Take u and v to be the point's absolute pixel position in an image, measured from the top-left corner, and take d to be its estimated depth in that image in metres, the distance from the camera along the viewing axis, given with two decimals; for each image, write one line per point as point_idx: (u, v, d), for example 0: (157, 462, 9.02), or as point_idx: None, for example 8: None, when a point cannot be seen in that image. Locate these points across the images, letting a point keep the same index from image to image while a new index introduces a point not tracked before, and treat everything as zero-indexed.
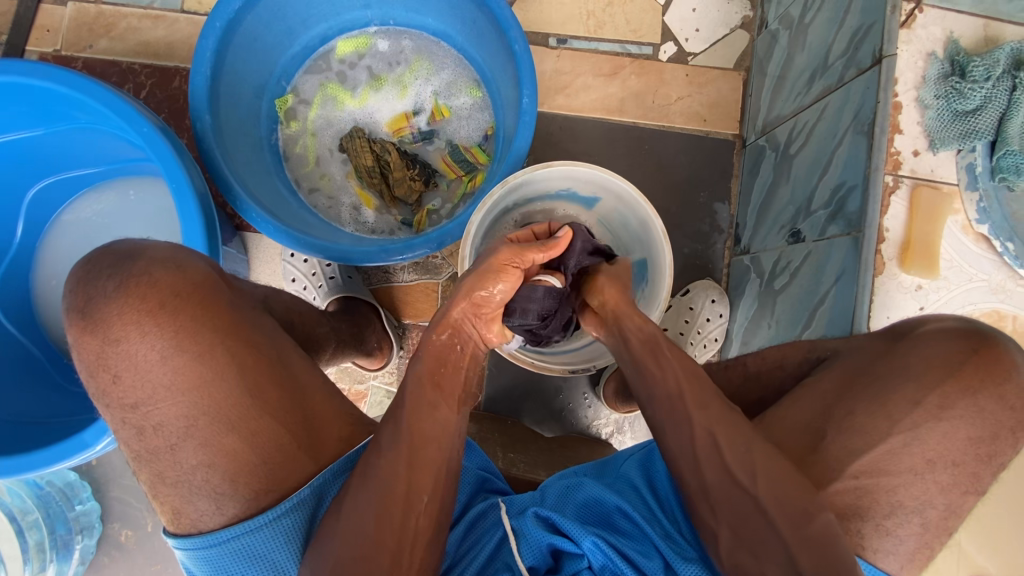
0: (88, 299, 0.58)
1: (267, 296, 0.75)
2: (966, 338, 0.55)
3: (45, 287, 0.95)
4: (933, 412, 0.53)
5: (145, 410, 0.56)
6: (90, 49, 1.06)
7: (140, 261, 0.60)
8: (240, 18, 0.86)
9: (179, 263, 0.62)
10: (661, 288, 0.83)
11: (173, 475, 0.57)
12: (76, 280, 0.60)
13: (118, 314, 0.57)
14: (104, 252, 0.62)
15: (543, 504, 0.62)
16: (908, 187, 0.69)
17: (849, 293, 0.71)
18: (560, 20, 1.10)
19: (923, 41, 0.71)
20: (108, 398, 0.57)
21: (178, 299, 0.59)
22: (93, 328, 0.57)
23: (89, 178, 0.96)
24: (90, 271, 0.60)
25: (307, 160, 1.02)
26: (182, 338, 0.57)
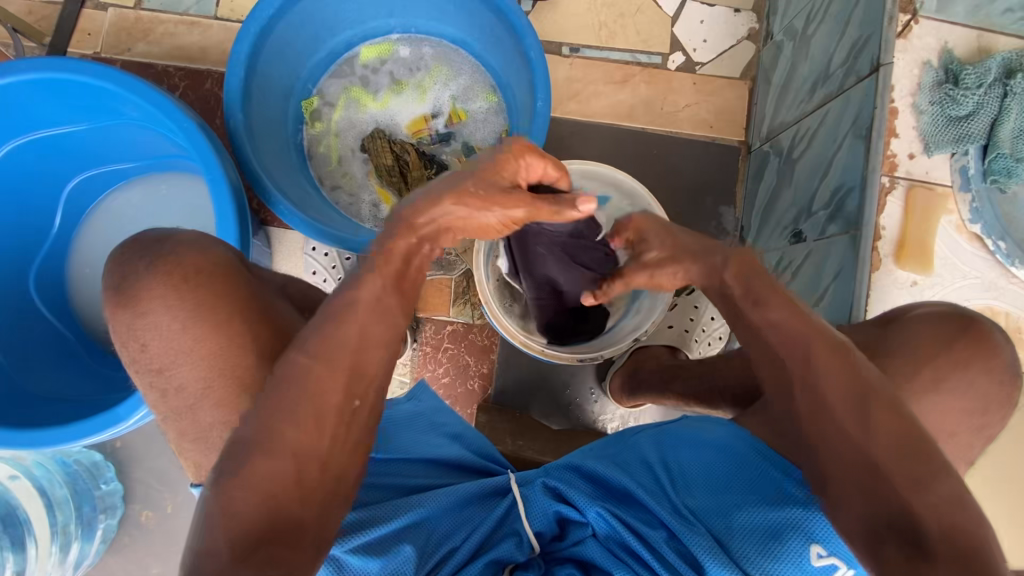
0: (125, 276, 0.62)
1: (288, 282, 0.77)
2: (955, 321, 0.58)
3: (78, 274, 1.01)
4: (931, 389, 0.56)
5: (171, 373, 0.60)
6: (128, 52, 1.12)
7: (168, 245, 0.64)
8: (274, 23, 0.91)
9: (203, 246, 0.65)
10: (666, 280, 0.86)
11: (194, 430, 0.60)
12: (116, 258, 0.65)
13: (148, 289, 0.61)
14: (137, 240, 0.66)
15: (551, 474, 0.66)
16: (903, 188, 0.73)
17: (848, 288, 0.74)
18: (573, 30, 1.16)
19: (918, 50, 0.75)
20: (138, 364, 0.62)
21: (201, 275, 0.62)
22: (126, 302, 0.61)
23: (125, 173, 1.02)
24: (128, 251, 0.65)
25: (330, 159, 1.07)
26: (201, 310, 0.61)
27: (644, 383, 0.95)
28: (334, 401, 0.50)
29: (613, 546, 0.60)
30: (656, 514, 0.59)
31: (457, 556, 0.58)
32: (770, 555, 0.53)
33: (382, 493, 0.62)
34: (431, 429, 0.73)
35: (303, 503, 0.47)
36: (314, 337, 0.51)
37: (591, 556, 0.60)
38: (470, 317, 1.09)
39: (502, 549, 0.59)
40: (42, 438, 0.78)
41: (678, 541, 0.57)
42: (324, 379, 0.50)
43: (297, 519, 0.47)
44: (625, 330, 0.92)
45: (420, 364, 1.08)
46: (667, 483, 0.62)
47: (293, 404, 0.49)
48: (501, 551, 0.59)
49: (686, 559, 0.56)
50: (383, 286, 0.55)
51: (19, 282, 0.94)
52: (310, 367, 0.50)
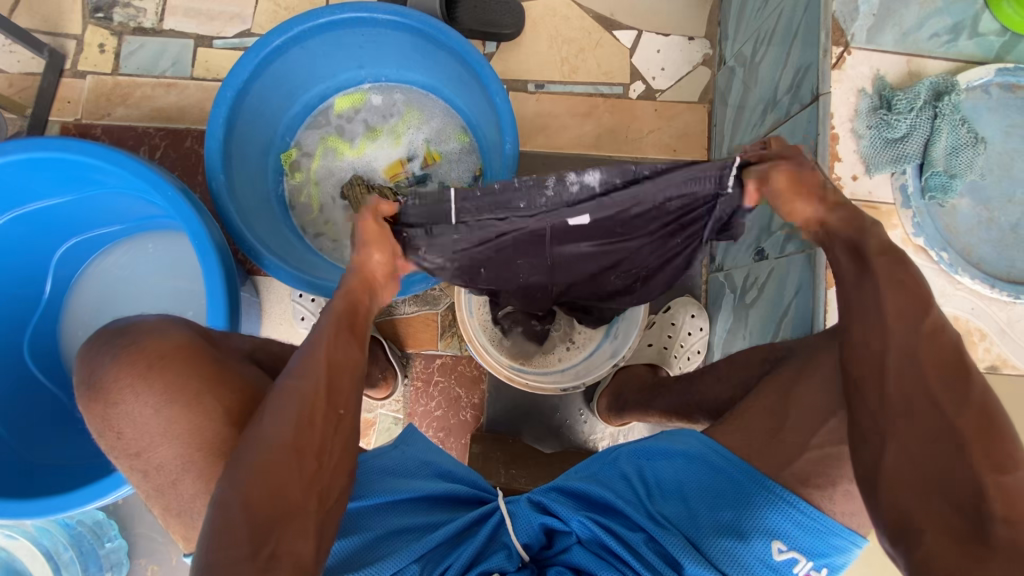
0: (92, 371, 0.66)
1: (252, 347, 0.78)
2: None
3: (72, 336, 1.03)
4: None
5: (146, 457, 0.64)
6: (108, 117, 1.16)
7: (129, 333, 0.68)
8: (249, 85, 0.95)
9: (163, 328, 0.69)
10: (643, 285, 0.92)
11: (177, 506, 0.64)
12: (85, 356, 0.68)
13: (114, 380, 0.64)
14: (100, 334, 0.70)
15: (536, 491, 0.70)
16: None
17: (808, 302, 0.79)
18: (537, 67, 1.21)
19: (853, 79, 0.80)
20: (116, 450, 0.65)
21: (163, 359, 0.65)
22: (98, 396, 0.65)
23: (112, 236, 1.04)
24: (94, 349, 0.68)
25: (311, 208, 1.10)
26: (170, 392, 0.63)
27: (627, 403, 0.99)
28: (320, 407, 0.56)
29: (598, 549, 0.64)
30: (633, 519, 0.64)
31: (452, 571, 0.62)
32: (737, 551, 0.58)
33: (380, 531, 0.66)
34: (420, 469, 0.76)
35: (301, 499, 0.52)
36: (306, 348, 0.59)
37: (579, 561, 0.64)
38: (459, 350, 1.13)
39: (493, 562, 0.62)
40: (45, 506, 0.80)
41: (657, 542, 0.61)
42: (303, 390, 0.56)
43: (296, 511, 0.52)
44: (604, 354, 0.97)
45: (413, 399, 1.12)
46: (642, 493, 0.66)
47: (276, 420, 0.54)
48: (491, 562, 0.62)
49: (665, 560, 0.60)
50: (333, 318, 0.62)
51: (15, 350, 0.97)
52: (290, 384, 0.56)
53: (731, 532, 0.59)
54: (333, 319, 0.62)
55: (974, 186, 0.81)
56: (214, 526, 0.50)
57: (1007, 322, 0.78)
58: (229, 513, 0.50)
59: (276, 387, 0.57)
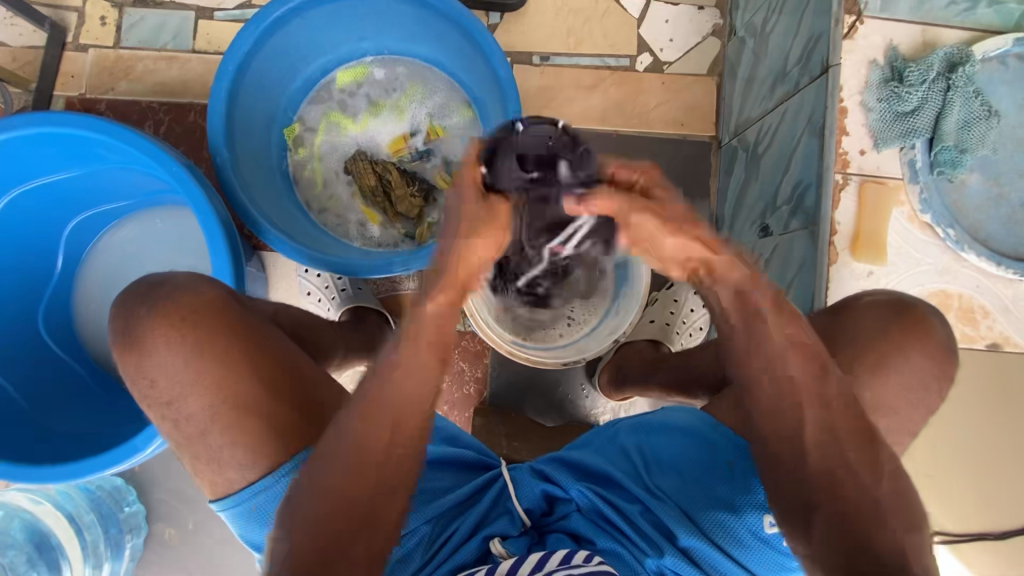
0: (128, 323, 0.65)
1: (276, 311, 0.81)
2: (890, 306, 0.60)
3: (85, 309, 1.06)
4: (870, 367, 0.57)
5: (177, 406, 0.64)
6: (112, 91, 1.15)
7: (164, 288, 0.67)
8: (250, 59, 0.95)
9: (198, 287, 0.68)
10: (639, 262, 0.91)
11: (206, 454, 0.63)
12: (119, 310, 0.67)
13: (151, 333, 0.64)
14: (134, 291, 0.68)
15: (538, 460, 0.72)
16: (857, 183, 0.76)
17: (809, 280, 0.78)
18: (542, 38, 1.19)
19: (865, 50, 0.78)
20: (148, 399, 0.65)
21: (196, 314, 0.65)
22: (132, 347, 0.64)
23: (119, 211, 1.05)
24: (129, 304, 0.67)
25: (315, 183, 1.11)
26: (201, 344, 0.63)
27: (628, 378, 1.00)
28: (378, 450, 0.53)
29: (595, 518, 0.65)
30: (630, 491, 0.65)
31: (459, 535, 0.64)
32: (730, 525, 0.59)
33: None
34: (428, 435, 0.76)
35: (351, 543, 0.51)
36: (375, 376, 0.55)
37: (577, 527, 0.65)
38: (462, 325, 1.14)
39: (496, 526, 0.64)
40: (63, 472, 0.82)
41: (652, 514, 0.63)
42: (361, 429, 0.53)
43: (346, 553, 0.51)
44: (604, 331, 0.98)
45: None
46: (639, 466, 0.67)
47: (336, 458, 0.53)
48: (494, 526, 0.64)
49: (659, 530, 0.62)
50: (421, 342, 0.55)
51: (29, 322, 0.99)
52: (352, 419, 0.54)
53: (723, 505, 0.60)
54: (420, 333, 0.55)
55: (986, 160, 0.79)
56: (273, 558, 0.52)
57: (1012, 300, 0.78)
58: (281, 549, 0.51)
59: (342, 414, 0.55)
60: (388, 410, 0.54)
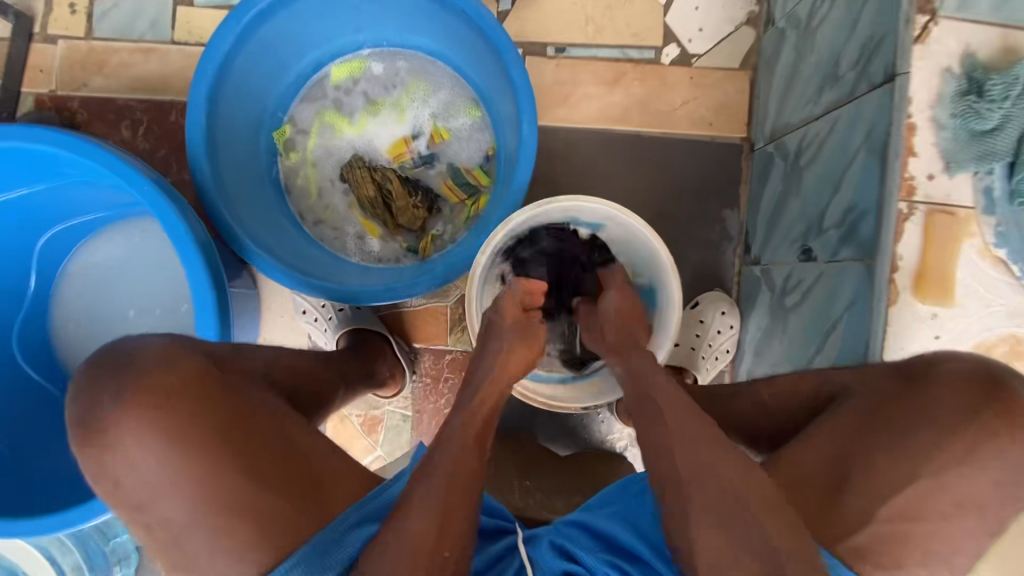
0: (90, 407, 0.57)
1: (270, 362, 0.71)
2: (979, 381, 0.54)
3: (63, 329, 0.98)
4: (956, 456, 0.52)
5: (153, 509, 0.55)
6: (84, 87, 1.05)
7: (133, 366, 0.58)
8: (232, 59, 0.85)
9: (172, 361, 0.59)
10: (671, 284, 0.80)
11: (175, 542, 0.55)
12: (79, 387, 0.58)
13: (118, 421, 0.55)
14: (99, 362, 0.59)
15: (557, 531, 0.65)
16: (924, 213, 0.67)
17: (863, 320, 0.70)
18: (558, 27, 1.07)
19: (937, 56, 0.67)
20: (119, 498, 0.56)
21: (176, 395, 0.57)
22: (95, 433, 0.56)
23: (95, 223, 0.96)
24: (93, 381, 0.58)
25: (309, 192, 1.01)
26: (179, 427, 0.55)
27: None
28: (427, 545, 0.54)
29: None
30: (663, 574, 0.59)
31: None
32: None
33: None
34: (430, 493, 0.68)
35: None
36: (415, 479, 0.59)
37: None
38: (467, 345, 1.06)
39: None
40: (39, 525, 0.76)
41: None
42: (419, 529, 0.54)
43: None
44: None
45: (421, 396, 1.07)
46: None
47: (388, 560, 0.52)
48: None
49: None
50: (465, 444, 0.62)
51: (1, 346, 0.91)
52: (405, 517, 0.55)
53: None
54: (465, 437, 0.63)
55: None
56: None
57: None
58: None
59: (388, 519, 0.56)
60: (437, 501, 0.56)
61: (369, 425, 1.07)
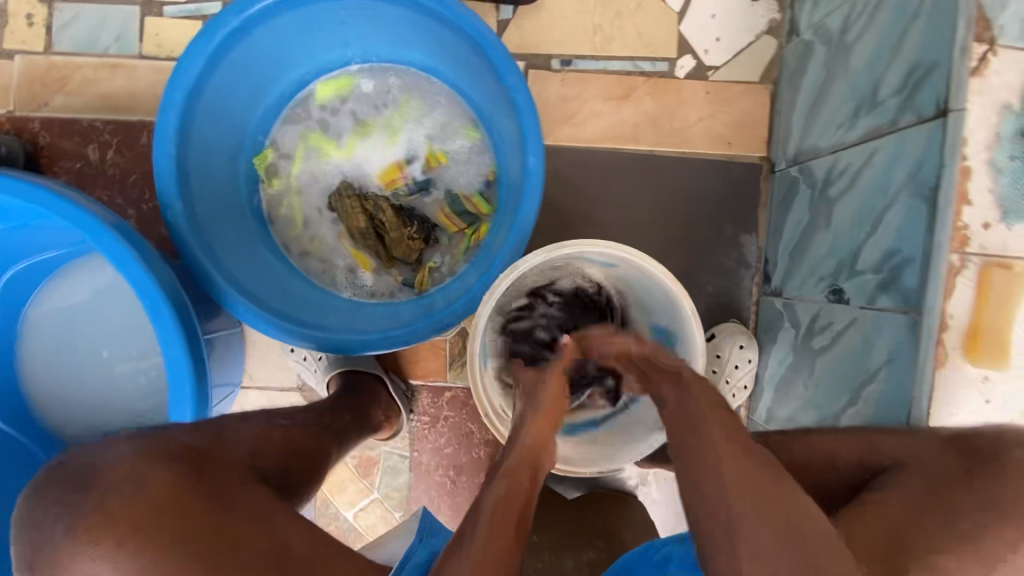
0: (43, 538, 0.48)
1: (257, 444, 0.63)
2: None
3: (29, 373, 0.90)
4: None
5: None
6: (46, 107, 0.96)
7: (97, 485, 0.49)
8: (204, 81, 0.77)
9: (140, 473, 0.51)
10: (693, 334, 0.72)
11: None
12: (34, 502, 0.50)
13: (76, 553, 0.47)
14: (62, 472, 0.51)
15: None
16: (977, 267, 0.60)
17: (907, 378, 0.64)
18: (563, 37, 0.98)
19: (997, 92, 0.59)
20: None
21: (159, 511, 0.49)
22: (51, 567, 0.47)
23: (59, 259, 0.88)
24: (48, 499, 0.50)
25: (293, 222, 0.93)
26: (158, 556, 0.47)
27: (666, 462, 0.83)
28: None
29: None
30: None
31: None
32: None
33: None
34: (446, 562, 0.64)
35: None
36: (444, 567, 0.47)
37: None
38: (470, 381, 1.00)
39: None
40: None
41: None
42: None
43: None
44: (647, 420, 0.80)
45: (419, 436, 1.01)
46: None
47: None
48: None
49: None
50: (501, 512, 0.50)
51: None
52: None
53: None
54: (498, 504, 0.51)
55: None
56: None
57: None
58: None
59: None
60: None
61: (365, 466, 1.01)
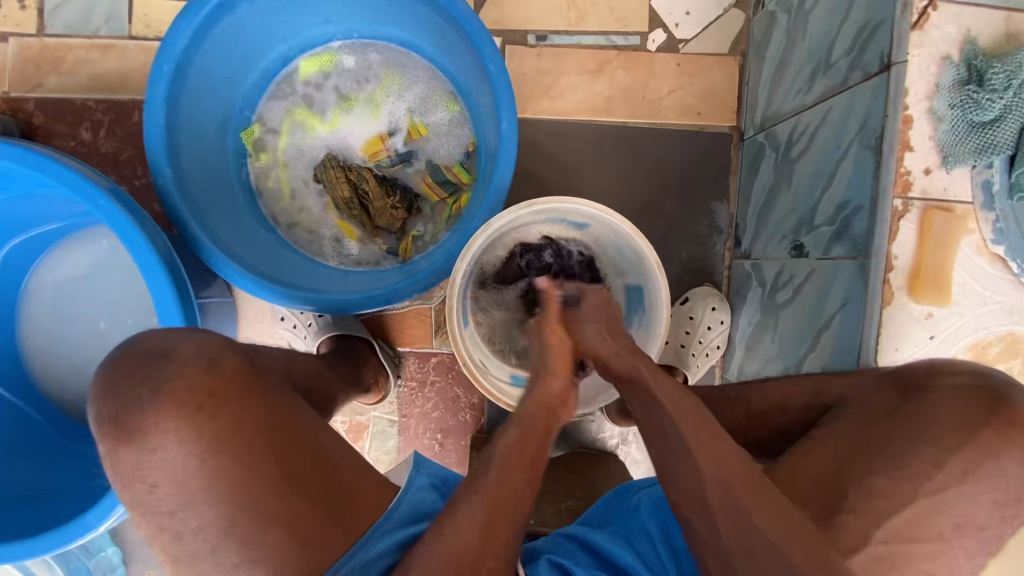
0: (121, 409, 0.56)
1: (290, 363, 0.73)
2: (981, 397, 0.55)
3: (30, 342, 0.94)
4: (957, 476, 0.52)
5: (183, 516, 0.54)
6: (39, 88, 0.99)
7: (170, 365, 0.57)
8: (190, 55, 0.80)
9: (208, 360, 0.59)
10: (659, 286, 0.76)
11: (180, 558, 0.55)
12: (103, 390, 0.58)
13: (154, 420, 0.55)
14: (134, 353, 0.59)
15: (555, 548, 0.65)
16: (919, 210, 0.64)
17: (856, 320, 0.68)
18: (539, 13, 1.02)
19: (937, 42, 0.63)
20: (144, 507, 0.55)
21: (216, 398, 0.56)
22: (127, 437, 0.55)
23: (57, 232, 0.92)
24: (119, 380, 0.57)
25: (281, 194, 0.97)
26: (221, 439, 0.55)
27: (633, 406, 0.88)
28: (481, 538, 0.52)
29: None
30: None
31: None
32: None
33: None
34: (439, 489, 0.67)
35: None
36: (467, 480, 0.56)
37: None
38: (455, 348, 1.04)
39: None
40: (23, 549, 0.75)
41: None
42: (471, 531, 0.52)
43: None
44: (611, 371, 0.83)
45: (406, 402, 1.04)
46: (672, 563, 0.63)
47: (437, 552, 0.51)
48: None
49: None
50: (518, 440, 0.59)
51: None
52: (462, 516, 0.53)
53: None
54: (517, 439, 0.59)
55: None
56: None
57: None
58: None
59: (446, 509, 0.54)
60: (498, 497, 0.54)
61: (354, 431, 1.05)
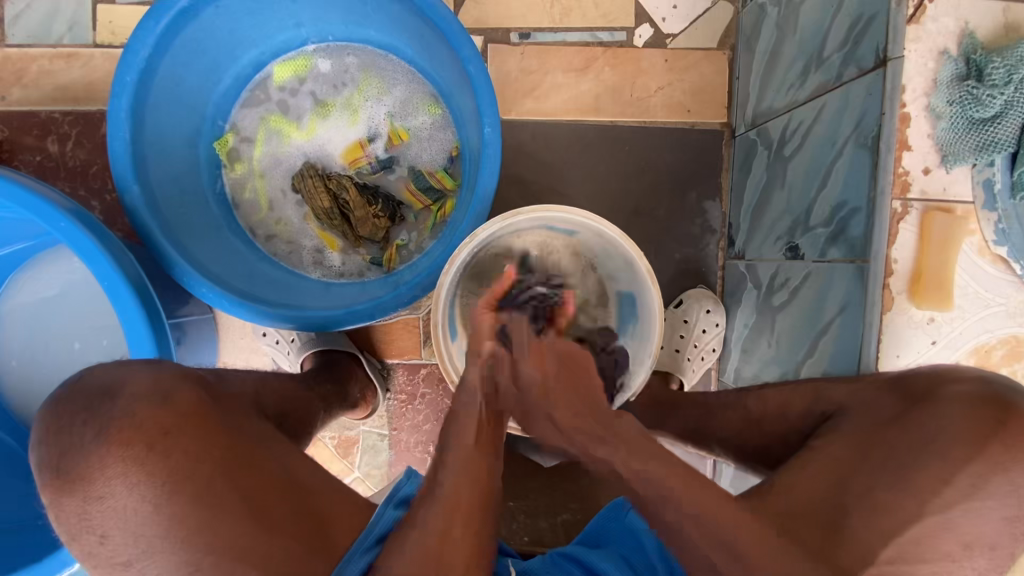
0: (66, 451, 0.53)
1: (259, 385, 0.70)
2: (986, 408, 0.52)
3: (3, 367, 0.91)
4: (963, 492, 0.50)
5: (139, 566, 0.51)
6: (2, 101, 0.95)
7: (117, 402, 0.55)
8: (155, 64, 0.77)
9: (163, 394, 0.56)
10: (651, 294, 0.73)
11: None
12: (49, 429, 0.55)
13: (100, 466, 0.52)
14: (80, 391, 0.57)
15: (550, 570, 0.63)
16: (919, 212, 0.62)
17: (855, 328, 0.65)
18: (521, 10, 0.98)
19: (933, 37, 0.60)
20: (97, 559, 0.53)
21: (168, 438, 0.53)
22: (72, 482, 0.52)
23: (24, 250, 0.88)
24: (64, 420, 0.55)
25: (259, 206, 0.93)
26: (173, 482, 0.52)
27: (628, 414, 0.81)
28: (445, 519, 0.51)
29: None
30: None
31: None
32: None
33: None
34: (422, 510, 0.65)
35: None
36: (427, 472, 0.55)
37: None
38: None
39: None
40: None
41: None
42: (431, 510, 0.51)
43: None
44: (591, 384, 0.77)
45: (396, 415, 1.02)
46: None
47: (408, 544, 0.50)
48: None
49: None
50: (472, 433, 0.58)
51: None
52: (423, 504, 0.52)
53: None
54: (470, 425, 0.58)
55: None
56: None
57: None
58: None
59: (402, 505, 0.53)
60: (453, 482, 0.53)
61: (344, 447, 1.02)
